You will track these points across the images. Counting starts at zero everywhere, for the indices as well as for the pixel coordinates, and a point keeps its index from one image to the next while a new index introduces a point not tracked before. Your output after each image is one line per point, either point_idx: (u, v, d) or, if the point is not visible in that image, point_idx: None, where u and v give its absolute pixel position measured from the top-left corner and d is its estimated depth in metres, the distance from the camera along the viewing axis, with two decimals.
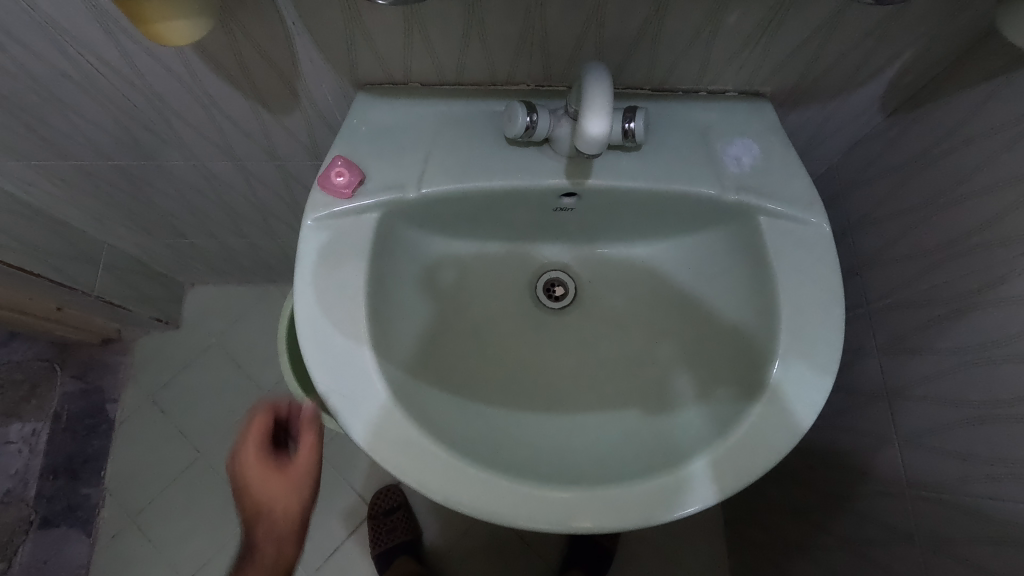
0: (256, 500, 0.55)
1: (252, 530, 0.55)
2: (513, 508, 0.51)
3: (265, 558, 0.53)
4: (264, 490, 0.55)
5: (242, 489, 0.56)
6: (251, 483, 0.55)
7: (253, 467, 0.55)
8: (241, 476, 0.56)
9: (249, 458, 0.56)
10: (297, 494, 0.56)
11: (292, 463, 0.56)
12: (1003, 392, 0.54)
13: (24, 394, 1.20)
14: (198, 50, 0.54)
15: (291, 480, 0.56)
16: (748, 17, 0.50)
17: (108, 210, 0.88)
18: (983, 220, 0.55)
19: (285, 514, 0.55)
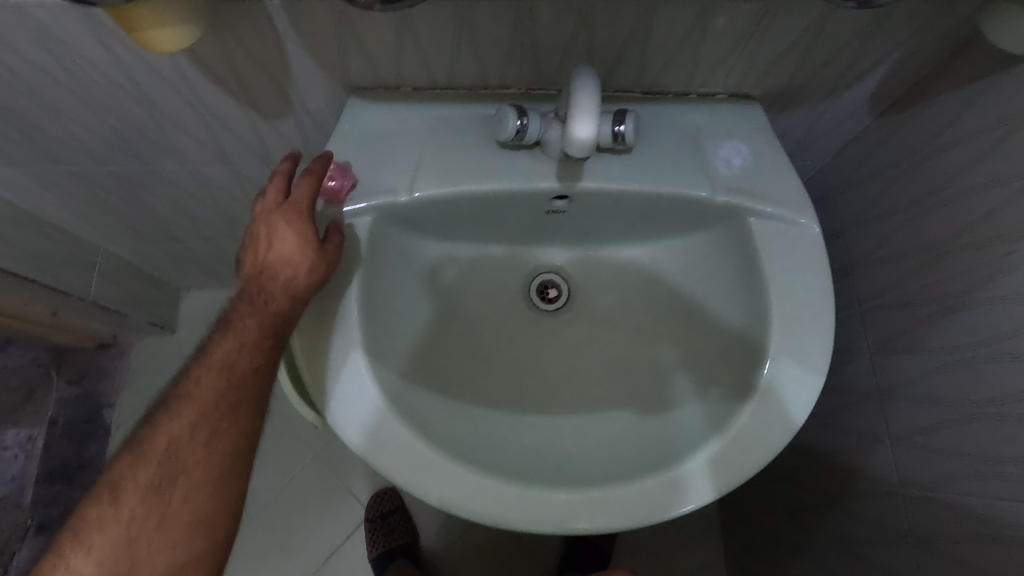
0: (288, 235, 0.51)
1: (257, 293, 0.51)
2: (510, 510, 0.51)
3: (226, 355, 0.50)
4: (293, 249, 0.51)
5: (274, 238, 0.51)
6: (286, 222, 0.51)
7: (303, 223, 0.51)
8: (278, 222, 0.51)
9: (296, 206, 0.51)
10: (317, 277, 0.52)
11: (321, 249, 0.51)
12: (992, 391, 0.54)
13: (19, 399, 1.19)
14: (190, 56, 0.55)
15: (316, 259, 0.51)
16: (735, 20, 0.51)
17: (104, 216, 0.89)
18: (970, 220, 0.56)
19: (294, 293, 0.51)
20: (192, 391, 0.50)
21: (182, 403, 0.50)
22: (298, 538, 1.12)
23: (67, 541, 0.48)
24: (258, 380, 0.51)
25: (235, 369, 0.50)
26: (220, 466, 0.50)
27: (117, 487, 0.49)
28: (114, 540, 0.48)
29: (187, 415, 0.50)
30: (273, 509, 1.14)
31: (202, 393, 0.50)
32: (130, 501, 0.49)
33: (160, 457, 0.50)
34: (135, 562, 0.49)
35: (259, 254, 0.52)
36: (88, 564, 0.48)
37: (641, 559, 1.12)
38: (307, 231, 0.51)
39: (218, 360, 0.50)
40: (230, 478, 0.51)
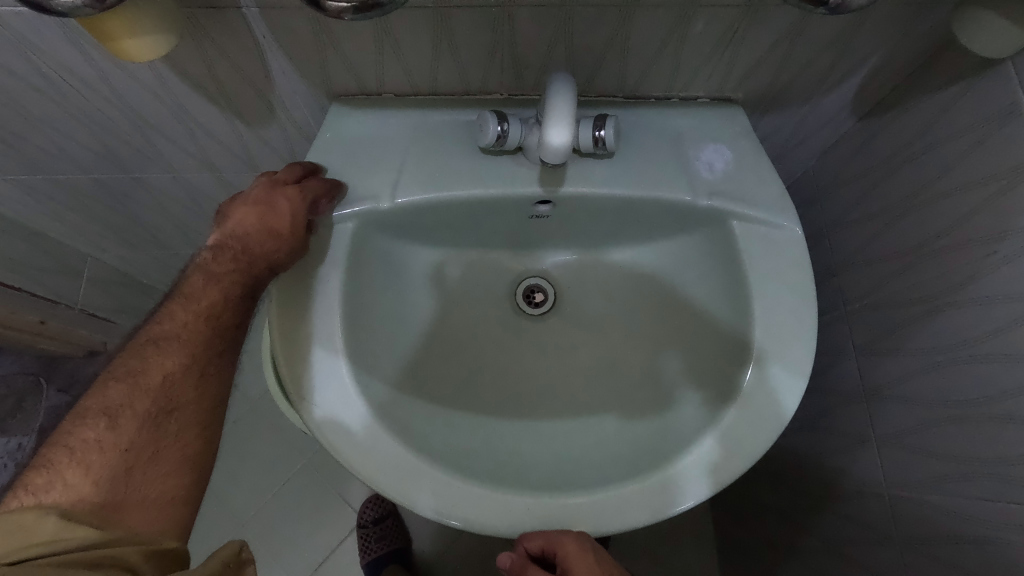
0: (282, 214, 0.52)
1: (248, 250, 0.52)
2: (502, 518, 0.51)
3: (215, 303, 0.51)
4: (287, 230, 0.52)
5: (271, 214, 0.52)
6: (289, 203, 0.52)
7: (304, 210, 0.53)
8: (280, 200, 0.52)
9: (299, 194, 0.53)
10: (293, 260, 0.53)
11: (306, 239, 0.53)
12: (974, 392, 0.54)
13: (9, 408, 1.19)
14: (171, 65, 0.55)
15: (301, 243, 0.53)
16: (712, 25, 0.51)
17: (91, 224, 0.88)
18: (949, 223, 0.56)
19: (272, 262, 0.53)
20: (177, 322, 0.50)
21: (172, 333, 0.49)
22: (290, 544, 1.12)
23: (58, 460, 0.43)
24: (239, 328, 0.53)
25: (223, 315, 0.52)
26: (211, 403, 0.51)
27: (116, 413, 0.46)
28: (113, 462, 0.44)
29: (180, 353, 0.49)
30: (265, 516, 1.13)
31: (194, 327, 0.50)
32: (128, 426, 0.46)
33: (154, 389, 0.48)
34: (126, 492, 0.44)
35: (256, 220, 0.52)
36: (86, 485, 0.43)
37: (634, 562, 1.12)
38: (302, 216, 0.53)
39: (212, 304, 0.51)
40: (210, 420, 0.51)
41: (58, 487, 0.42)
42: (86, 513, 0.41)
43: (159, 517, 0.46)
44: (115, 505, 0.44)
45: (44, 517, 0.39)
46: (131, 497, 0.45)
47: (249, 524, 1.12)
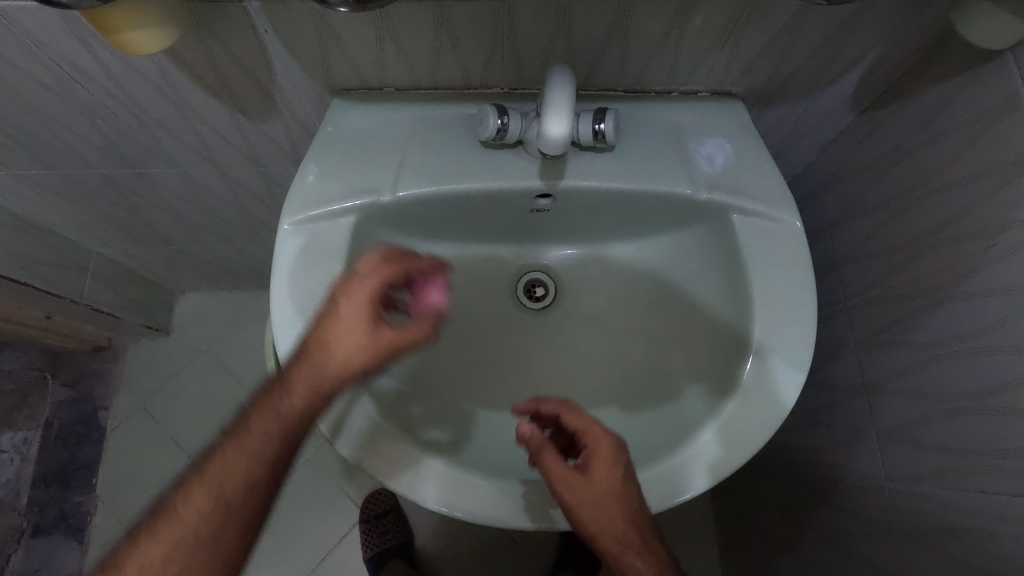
0: (347, 322, 0.48)
1: (309, 370, 0.48)
2: (504, 510, 0.52)
3: (252, 439, 0.48)
4: (356, 338, 0.48)
5: (335, 323, 0.48)
6: (352, 304, 0.48)
7: (369, 311, 0.48)
8: (341, 302, 0.48)
9: (365, 293, 0.48)
10: (367, 365, 0.49)
11: (383, 339, 0.48)
12: (973, 385, 0.54)
13: (15, 402, 1.20)
14: (174, 59, 0.55)
15: (370, 347, 0.48)
16: (712, 18, 0.51)
17: (95, 218, 0.89)
18: (950, 216, 0.56)
19: (341, 375, 0.48)
20: (209, 479, 0.48)
21: (192, 495, 0.47)
22: (293, 538, 1.12)
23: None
24: (282, 461, 0.50)
25: (254, 466, 0.49)
26: (230, 551, 0.48)
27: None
28: None
29: (199, 498, 0.47)
30: None
31: (225, 468, 0.48)
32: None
33: (169, 539, 0.47)
34: None
35: (316, 333, 0.48)
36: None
37: None
38: (370, 317, 0.48)
39: (248, 451, 0.48)
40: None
41: None
42: None
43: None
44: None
45: None
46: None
47: None
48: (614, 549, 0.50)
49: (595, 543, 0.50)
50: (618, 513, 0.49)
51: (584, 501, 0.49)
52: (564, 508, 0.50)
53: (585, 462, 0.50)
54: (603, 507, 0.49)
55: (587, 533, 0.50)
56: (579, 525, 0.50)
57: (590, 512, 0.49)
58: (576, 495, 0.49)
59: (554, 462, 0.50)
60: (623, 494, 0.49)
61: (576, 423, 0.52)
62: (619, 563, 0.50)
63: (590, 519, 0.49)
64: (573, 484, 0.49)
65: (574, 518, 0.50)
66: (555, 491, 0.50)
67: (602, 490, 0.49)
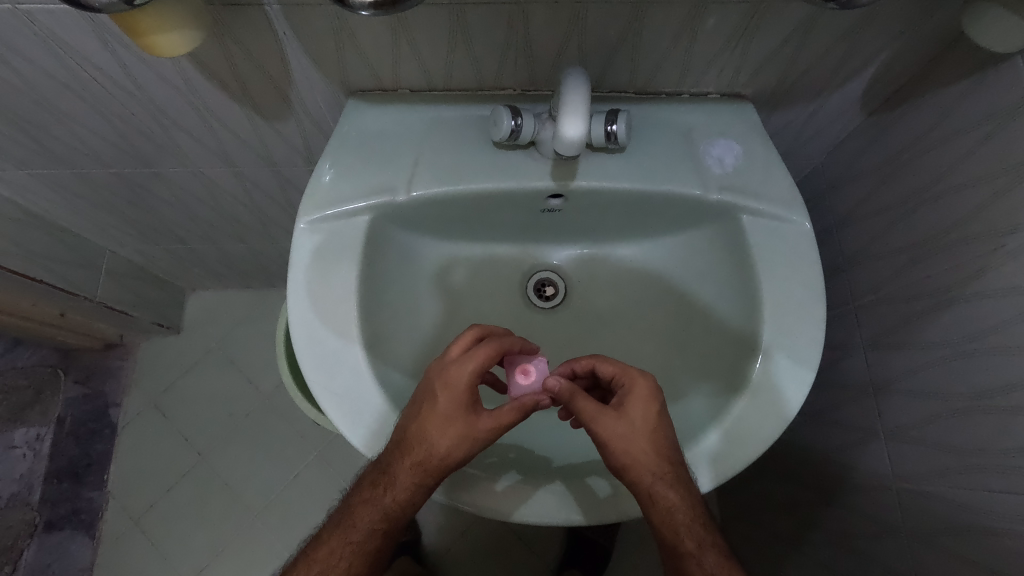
0: (445, 412, 0.51)
1: (411, 459, 0.51)
2: (507, 503, 0.53)
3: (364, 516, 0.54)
4: (456, 429, 0.51)
5: (433, 411, 0.51)
6: (450, 393, 0.51)
7: (465, 400, 0.51)
8: (438, 391, 0.51)
9: (462, 382, 0.51)
10: (466, 454, 0.51)
11: (481, 431, 0.51)
12: (981, 385, 0.55)
13: (28, 398, 1.22)
14: (194, 61, 0.56)
15: (469, 436, 0.51)
16: (724, 21, 0.52)
17: (110, 217, 0.90)
18: (959, 217, 0.57)
19: (441, 465, 0.51)
20: (327, 555, 0.54)
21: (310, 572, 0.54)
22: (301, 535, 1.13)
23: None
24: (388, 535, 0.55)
25: (364, 548, 0.54)
26: None
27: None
28: None
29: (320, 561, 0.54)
30: (277, 507, 1.15)
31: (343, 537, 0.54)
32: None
33: None
34: None
35: (414, 421, 0.51)
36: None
37: (639, 557, 1.13)
38: (464, 405, 0.51)
39: (359, 532, 0.54)
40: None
41: None
42: None
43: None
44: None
45: None
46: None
47: (261, 514, 1.14)
48: (648, 482, 0.50)
49: (628, 478, 0.51)
50: (651, 444, 0.50)
51: (619, 433, 0.50)
52: (599, 443, 0.51)
53: (619, 401, 0.53)
54: (637, 438, 0.50)
55: (621, 466, 0.51)
56: (613, 457, 0.51)
57: (627, 445, 0.50)
58: (612, 429, 0.51)
59: (588, 402, 0.52)
60: (657, 429, 0.51)
61: (609, 369, 0.54)
62: (652, 496, 0.50)
63: (624, 451, 0.50)
64: (607, 419, 0.51)
65: (609, 452, 0.51)
66: (590, 428, 0.51)
67: (635, 424, 0.51)
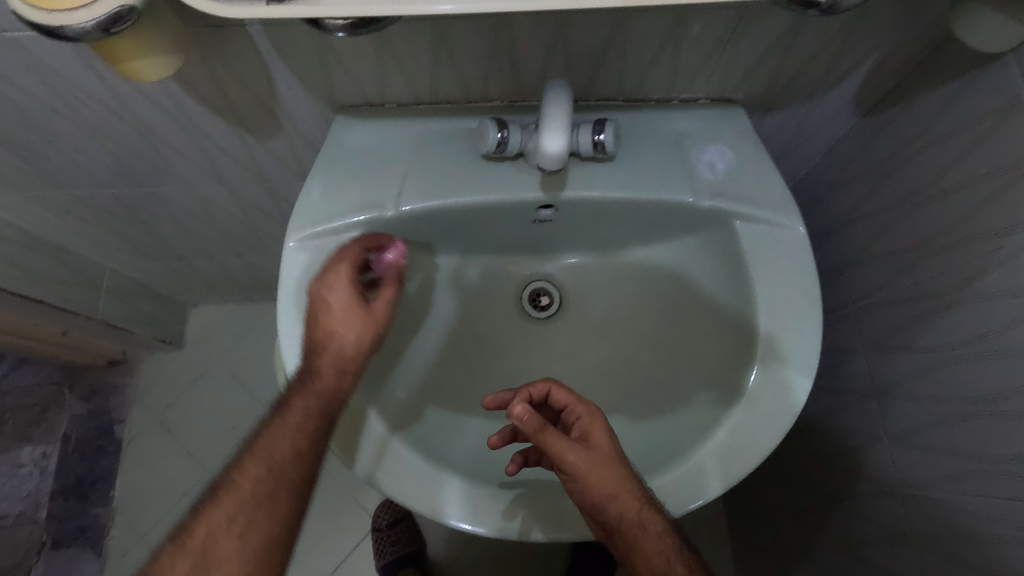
0: (340, 306, 0.53)
1: (303, 370, 0.53)
2: (511, 519, 0.53)
3: (273, 440, 0.53)
4: (338, 318, 0.53)
5: (312, 315, 0.54)
6: (325, 296, 0.54)
7: (352, 292, 0.54)
8: (325, 292, 0.54)
9: (342, 284, 0.54)
10: (366, 341, 0.54)
11: (375, 312, 0.55)
12: (980, 389, 0.54)
13: (34, 417, 1.22)
14: (180, 83, 0.56)
15: (366, 322, 0.54)
16: (710, 27, 0.51)
17: (108, 236, 0.91)
18: (954, 219, 0.56)
19: (349, 360, 0.54)
20: (268, 444, 0.53)
21: (220, 520, 0.51)
22: (307, 548, 1.14)
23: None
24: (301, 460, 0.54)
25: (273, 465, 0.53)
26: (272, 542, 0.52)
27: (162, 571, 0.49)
28: None
29: (227, 505, 0.52)
30: None
31: (254, 470, 0.53)
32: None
33: (197, 551, 0.50)
34: None
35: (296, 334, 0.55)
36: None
37: None
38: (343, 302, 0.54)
39: (272, 449, 0.53)
40: (263, 562, 0.51)
41: None
42: None
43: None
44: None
45: None
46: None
47: None
48: (634, 510, 0.51)
49: (618, 512, 0.50)
50: (624, 469, 0.51)
51: (598, 462, 0.51)
52: (579, 477, 0.50)
53: (580, 432, 0.53)
54: (614, 466, 0.51)
55: (608, 497, 0.50)
56: (600, 488, 0.50)
57: (601, 472, 0.50)
58: (590, 459, 0.50)
59: (558, 436, 0.50)
60: (620, 454, 0.52)
61: (565, 398, 0.54)
62: (640, 523, 0.51)
63: (609, 480, 0.50)
64: (581, 449, 0.51)
65: (592, 484, 0.50)
66: (567, 462, 0.50)
67: (605, 451, 0.52)
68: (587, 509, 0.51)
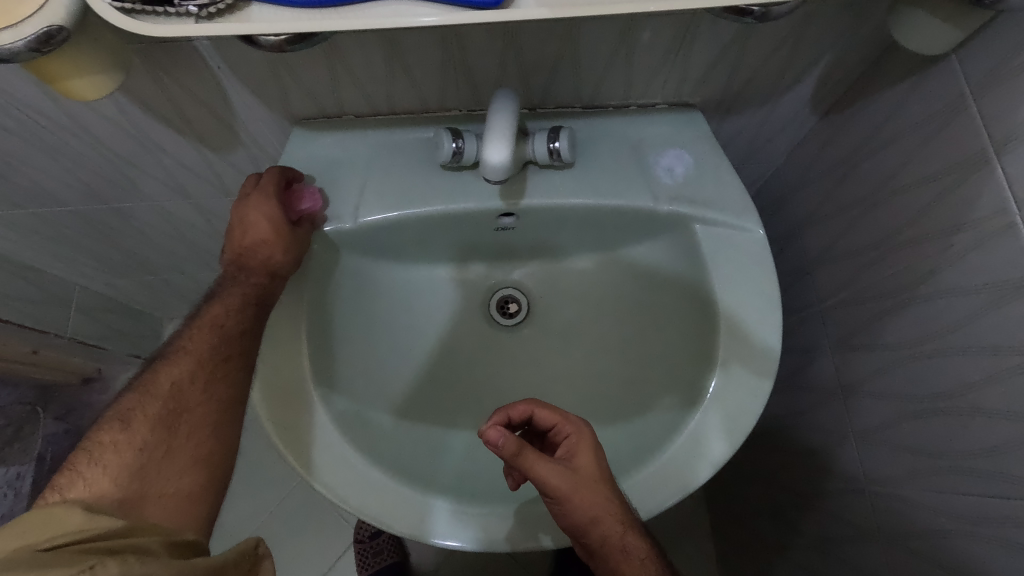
0: (262, 223, 0.53)
1: (237, 272, 0.55)
2: (484, 533, 0.53)
3: (217, 316, 0.53)
4: (263, 231, 0.53)
5: (240, 227, 0.55)
6: (249, 209, 0.54)
7: (273, 210, 0.54)
8: (248, 208, 0.54)
9: (262, 202, 0.54)
10: (291, 259, 0.55)
11: (296, 233, 0.55)
12: (937, 386, 0.54)
13: (6, 438, 1.19)
14: (132, 98, 0.56)
15: (286, 241, 0.54)
16: (660, 33, 0.52)
17: (74, 254, 0.89)
18: (908, 218, 0.56)
19: (269, 272, 0.54)
20: (216, 314, 0.53)
21: (174, 370, 0.50)
22: (288, 563, 1.12)
23: (80, 461, 0.44)
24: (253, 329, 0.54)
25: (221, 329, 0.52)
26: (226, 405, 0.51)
27: (129, 416, 0.47)
28: (127, 463, 0.45)
29: (187, 362, 0.50)
30: (261, 535, 1.14)
31: (208, 335, 0.52)
32: (141, 427, 0.47)
33: (165, 395, 0.49)
34: (144, 487, 0.45)
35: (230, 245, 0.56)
36: (104, 482, 0.43)
37: None
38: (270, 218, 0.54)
39: (217, 317, 0.53)
40: (229, 419, 0.51)
41: (77, 485, 0.43)
42: (105, 507, 0.42)
43: (176, 512, 0.46)
44: (134, 500, 0.44)
45: (70, 508, 0.40)
46: (149, 491, 0.45)
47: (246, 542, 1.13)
48: (617, 533, 0.50)
49: (605, 537, 0.50)
50: (610, 491, 0.50)
51: (582, 485, 0.49)
52: (563, 500, 0.49)
53: (566, 451, 0.51)
54: (600, 488, 0.50)
55: (592, 523, 0.49)
56: (584, 512, 0.49)
57: (586, 495, 0.49)
58: (575, 482, 0.49)
59: (539, 458, 0.49)
60: (607, 474, 0.51)
61: (552, 418, 0.52)
62: (623, 546, 0.50)
63: (594, 504, 0.49)
64: (565, 472, 0.49)
65: (576, 508, 0.49)
66: (550, 487, 0.48)
67: (591, 473, 0.50)
68: (571, 531, 0.51)
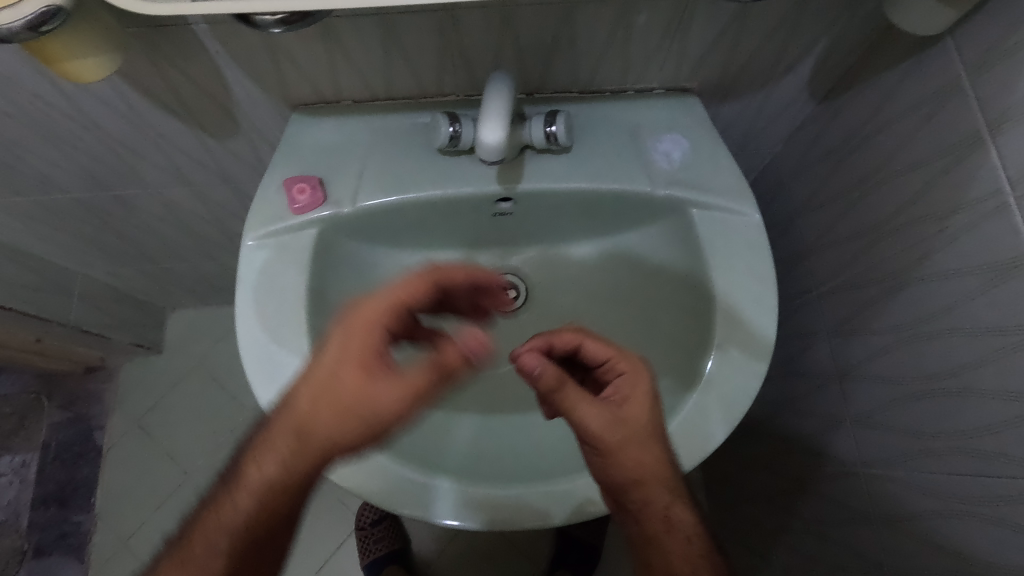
0: (355, 364, 0.43)
1: (315, 384, 0.44)
2: (482, 512, 0.54)
3: (283, 447, 0.45)
4: (355, 366, 0.43)
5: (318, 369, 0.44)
6: (328, 397, 0.44)
7: (359, 355, 0.43)
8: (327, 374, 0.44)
9: (356, 355, 0.43)
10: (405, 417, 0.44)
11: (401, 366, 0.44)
12: (930, 368, 0.54)
13: (12, 427, 1.22)
14: (132, 84, 0.56)
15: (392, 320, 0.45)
16: (656, 16, 0.52)
17: (76, 242, 0.90)
18: (904, 201, 0.56)
19: (378, 428, 0.44)
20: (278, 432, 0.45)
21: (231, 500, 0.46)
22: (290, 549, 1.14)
23: None
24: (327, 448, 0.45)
25: (289, 445, 0.45)
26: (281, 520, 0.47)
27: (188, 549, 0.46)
28: None
29: (245, 492, 0.46)
30: None
31: (265, 462, 0.45)
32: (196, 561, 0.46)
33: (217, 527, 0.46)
34: None
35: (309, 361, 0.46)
36: None
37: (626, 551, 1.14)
38: (392, 327, 0.46)
39: (279, 439, 0.45)
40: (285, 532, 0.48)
41: None
42: None
43: None
44: None
45: None
46: None
47: None
48: (661, 498, 0.49)
49: (638, 492, 0.48)
50: (660, 449, 0.48)
51: (632, 438, 0.48)
52: (606, 453, 0.48)
53: (614, 391, 0.50)
54: (650, 442, 0.48)
55: (634, 481, 0.48)
56: (629, 468, 0.48)
57: (635, 447, 0.48)
58: (623, 433, 0.47)
59: (586, 398, 0.48)
60: (660, 429, 0.49)
61: (602, 351, 0.51)
62: (665, 513, 0.49)
63: (639, 460, 0.48)
64: (612, 416, 0.48)
65: (622, 461, 0.47)
66: (594, 434, 0.47)
67: (644, 425, 0.48)
68: (610, 488, 0.50)
